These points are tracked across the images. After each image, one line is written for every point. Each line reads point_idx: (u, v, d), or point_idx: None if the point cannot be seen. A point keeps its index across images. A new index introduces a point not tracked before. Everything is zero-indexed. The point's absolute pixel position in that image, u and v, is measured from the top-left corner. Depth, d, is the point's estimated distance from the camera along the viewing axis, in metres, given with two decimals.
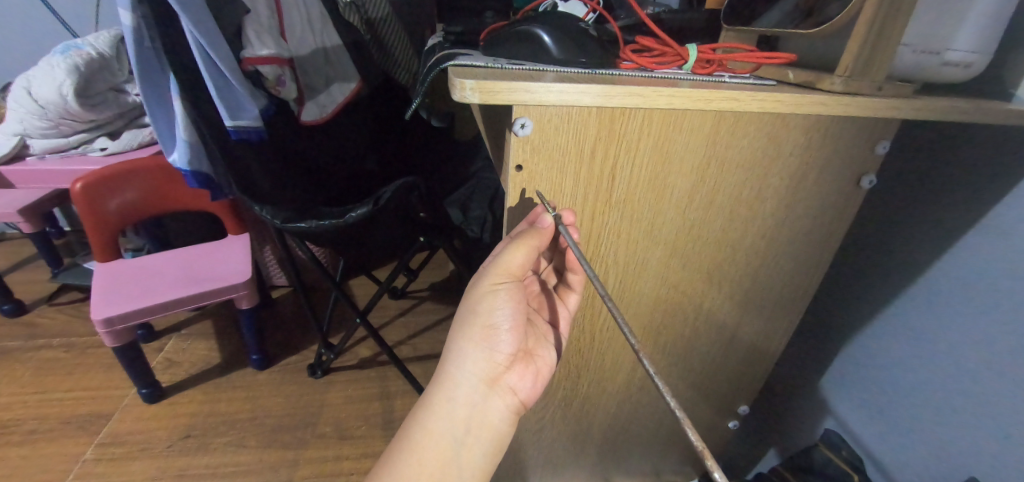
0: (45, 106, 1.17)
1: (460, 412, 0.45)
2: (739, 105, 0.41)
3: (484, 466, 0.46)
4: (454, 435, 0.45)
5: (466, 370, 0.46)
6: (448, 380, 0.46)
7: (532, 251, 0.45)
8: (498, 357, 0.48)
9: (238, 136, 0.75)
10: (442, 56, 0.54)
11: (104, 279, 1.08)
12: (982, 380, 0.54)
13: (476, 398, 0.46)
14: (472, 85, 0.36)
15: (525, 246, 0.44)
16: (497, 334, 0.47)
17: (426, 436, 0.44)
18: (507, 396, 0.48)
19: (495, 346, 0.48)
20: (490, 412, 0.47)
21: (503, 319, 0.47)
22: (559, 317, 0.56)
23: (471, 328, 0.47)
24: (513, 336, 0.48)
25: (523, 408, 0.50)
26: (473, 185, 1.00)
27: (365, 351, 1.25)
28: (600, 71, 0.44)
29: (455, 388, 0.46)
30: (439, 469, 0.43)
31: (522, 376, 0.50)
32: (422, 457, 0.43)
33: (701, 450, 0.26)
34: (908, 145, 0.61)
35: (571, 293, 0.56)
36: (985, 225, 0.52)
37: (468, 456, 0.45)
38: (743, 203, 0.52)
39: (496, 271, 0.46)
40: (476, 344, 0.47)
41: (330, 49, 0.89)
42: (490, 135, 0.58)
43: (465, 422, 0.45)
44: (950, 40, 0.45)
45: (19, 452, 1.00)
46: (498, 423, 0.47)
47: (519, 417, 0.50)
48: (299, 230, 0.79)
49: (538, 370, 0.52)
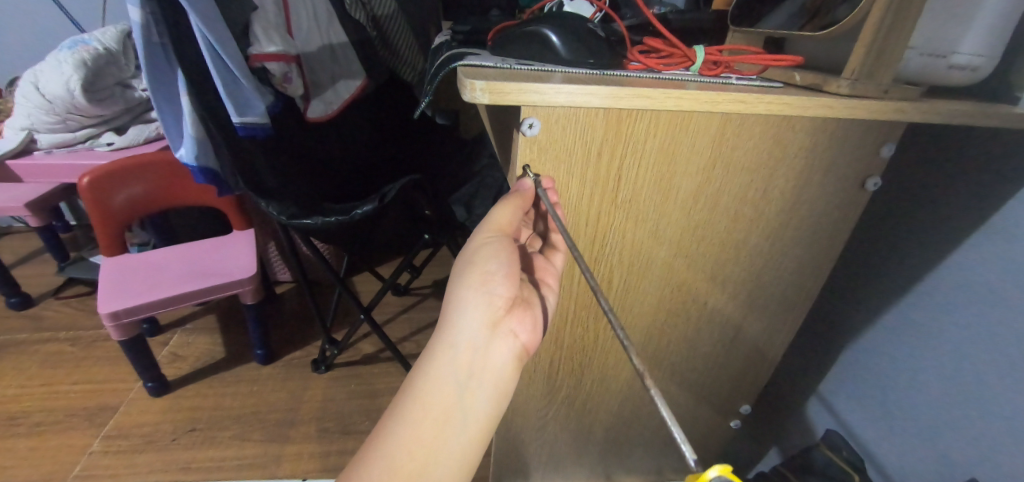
0: (52, 101, 1.18)
1: (461, 358, 0.43)
2: (746, 107, 0.41)
3: (489, 413, 0.43)
4: (455, 380, 0.42)
5: (465, 315, 0.45)
6: (449, 328, 0.44)
7: (518, 211, 0.47)
8: (497, 302, 0.46)
9: (245, 132, 0.75)
10: (449, 55, 0.54)
11: (111, 273, 1.09)
12: (982, 381, 0.54)
13: (477, 343, 0.44)
14: (482, 86, 0.37)
15: (511, 202, 0.46)
16: (493, 278, 0.46)
17: (429, 382, 0.42)
18: (507, 341, 0.46)
19: (493, 290, 0.46)
20: (492, 357, 0.44)
21: (497, 263, 0.46)
22: (547, 273, 0.53)
23: (467, 276, 0.46)
24: (509, 281, 0.46)
25: (528, 355, 0.47)
26: (477, 184, 0.95)
27: (368, 347, 1.25)
28: (608, 72, 0.44)
29: (455, 335, 0.44)
30: (442, 412, 0.41)
31: (522, 321, 0.47)
32: (425, 403, 0.41)
33: (641, 371, 0.29)
34: (913, 146, 0.61)
35: (556, 253, 0.54)
36: (987, 229, 0.53)
37: (471, 400, 0.42)
38: (749, 204, 0.53)
39: (488, 225, 0.47)
40: (474, 289, 0.45)
41: (336, 46, 0.89)
42: (497, 134, 0.58)
43: (468, 366, 0.43)
44: (957, 42, 0.45)
45: (26, 444, 1.01)
46: (501, 369, 0.45)
47: (524, 364, 0.47)
48: (305, 227, 0.79)
49: (538, 316, 0.49)
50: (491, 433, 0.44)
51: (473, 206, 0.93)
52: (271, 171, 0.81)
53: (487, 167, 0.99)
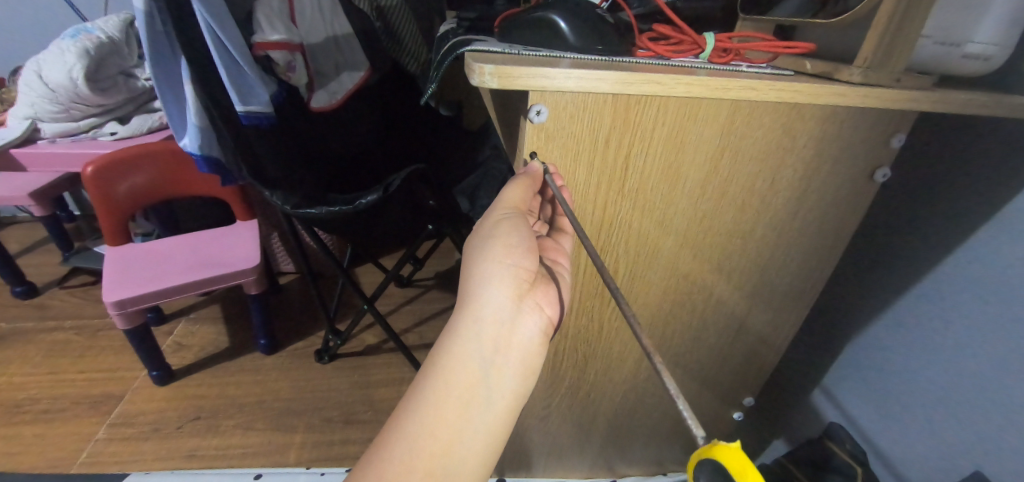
0: (56, 90, 1.18)
1: (487, 333, 0.44)
2: (756, 94, 0.41)
3: (516, 387, 0.44)
4: (482, 356, 0.43)
5: (489, 290, 0.45)
6: (473, 303, 0.44)
7: (530, 193, 0.45)
8: (520, 278, 0.46)
9: (249, 121, 0.75)
10: (455, 42, 0.54)
11: (115, 262, 1.10)
12: (988, 374, 0.54)
13: (503, 318, 0.44)
14: (491, 70, 0.36)
15: (522, 185, 0.45)
16: (516, 252, 0.46)
17: (454, 360, 0.42)
18: (533, 317, 0.46)
19: (516, 264, 0.45)
20: (518, 332, 0.45)
21: (520, 236, 0.46)
22: (562, 254, 0.52)
23: (488, 250, 0.46)
24: (531, 255, 0.46)
25: (553, 329, 0.48)
26: (483, 175, 0.96)
27: (372, 338, 1.26)
28: (617, 59, 0.44)
29: (479, 311, 0.44)
30: (469, 389, 0.42)
31: (545, 297, 0.48)
32: (450, 382, 0.42)
33: (648, 350, 0.31)
34: (923, 138, 0.60)
35: (564, 236, 0.53)
36: (996, 222, 0.52)
37: (499, 376, 0.43)
38: (756, 194, 0.52)
39: (503, 200, 0.47)
40: (498, 263, 0.45)
41: (341, 37, 0.89)
42: (502, 122, 0.58)
43: (493, 342, 0.44)
44: (971, 31, 0.44)
45: (33, 430, 1.02)
46: (528, 344, 0.45)
47: (549, 339, 0.48)
48: (309, 217, 0.78)
49: (561, 292, 0.49)
50: (518, 406, 0.45)
51: (478, 195, 0.95)
52: (276, 159, 0.80)
53: (490, 158, 0.99)
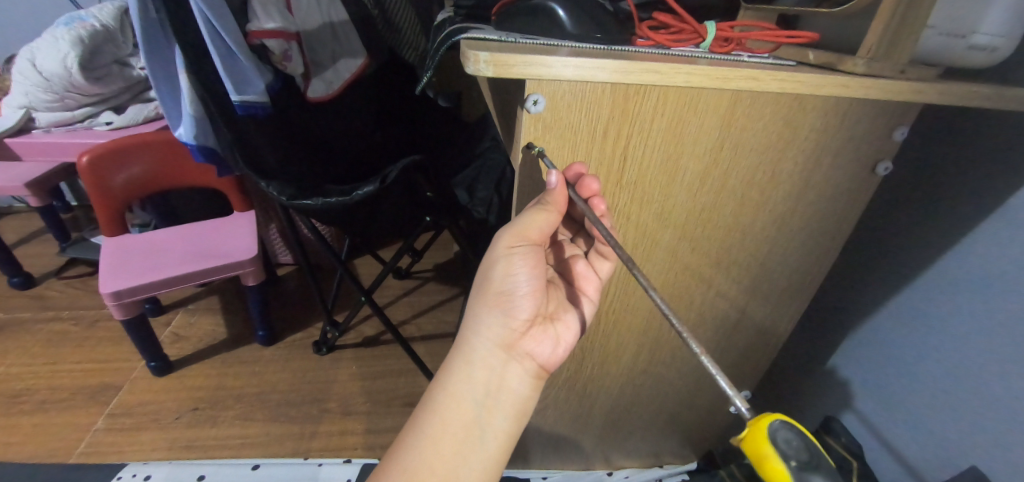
0: (49, 79, 1.16)
1: (478, 377, 0.47)
2: (758, 85, 0.40)
3: (507, 429, 0.47)
4: (475, 396, 0.46)
5: (483, 334, 0.48)
6: (467, 344, 0.48)
7: (552, 217, 0.45)
8: (514, 323, 0.48)
9: (244, 111, 0.73)
10: (453, 29, 0.53)
11: (112, 253, 1.09)
12: (989, 368, 0.54)
13: (494, 363, 0.48)
14: (486, 58, 0.36)
15: (546, 212, 0.45)
16: (509, 300, 0.48)
17: (449, 399, 0.46)
18: (526, 361, 0.49)
19: (511, 312, 0.48)
20: (508, 377, 0.48)
21: (515, 285, 0.47)
22: (586, 280, 0.55)
23: (486, 295, 0.48)
24: (529, 301, 0.48)
25: (547, 371, 0.51)
26: (478, 167, 0.98)
27: (370, 329, 1.25)
28: (616, 47, 0.43)
29: (475, 351, 0.48)
30: (463, 429, 0.46)
31: (542, 342, 0.50)
32: (445, 420, 0.46)
33: (684, 332, 0.34)
34: (928, 130, 0.59)
35: (604, 262, 0.55)
36: (1000, 216, 0.52)
37: (490, 419, 0.46)
38: (756, 188, 0.52)
39: (512, 232, 0.46)
40: (492, 309, 0.48)
41: (336, 24, 0.87)
42: (499, 111, 0.57)
43: (484, 385, 0.47)
44: (977, 22, 0.43)
45: (31, 420, 1.02)
46: (517, 389, 0.48)
47: (542, 380, 0.51)
48: (306, 209, 0.77)
49: (559, 335, 0.51)
50: (510, 447, 0.48)
51: (474, 189, 0.95)
52: (271, 150, 0.79)
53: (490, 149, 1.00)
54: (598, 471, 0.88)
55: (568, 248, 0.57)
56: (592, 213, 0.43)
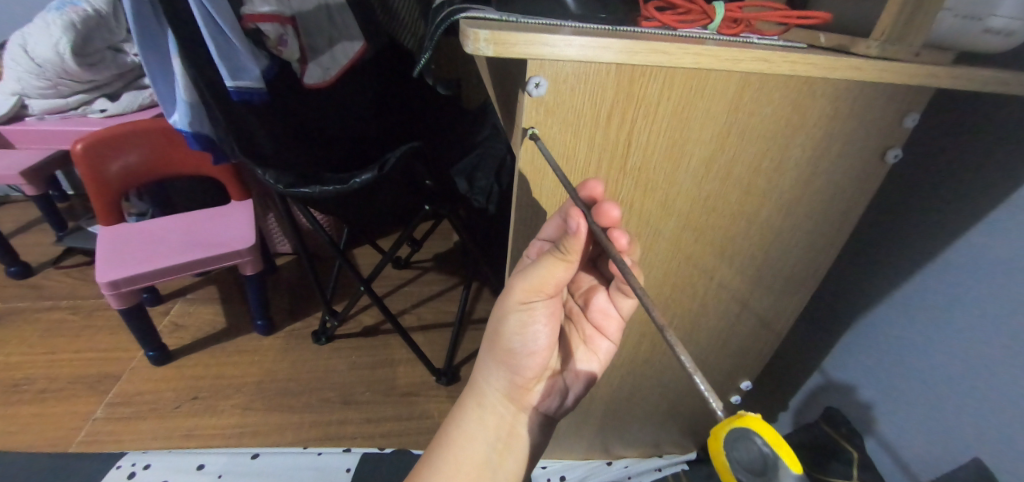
0: (42, 65, 1.14)
1: (491, 420, 0.50)
2: (770, 67, 0.39)
3: (516, 469, 0.51)
4: (489, 439, 0.49)
5: (496, 379, 0.50)
6: (480, 386, 0.51)
7: (561, 270, 0.41)
8: (528, 372, 0.49)
9: (239, 96, 0.73)
10: (454, 8, 0.51)
11: (106, 243, 1.08)
12: (1000, 361, 0.53)
13: (506, 406, 0.51)
14: (486, 36, 0.34)
15: (563, 262, 0.40)
16: (526, 353, 0.49)
17: (462, 439, 0.49)
18: (538, 405, 0.53)
19: (525, 364, 0.49)
20: (520, 420, 0.51)
21: (534, 339, 0.48)
22: (606, 318, 0.52)
23: (500, 346, 0.49)
24: (543, 354, 0.49)
25: (556, 410, 0.54)
26: (479, 156, 0.97)
27: (370, 319, 1.25)
28: (622, 27, 0.42)
29: (488, 395, 0.50)
30: (476, 470, 0.48)
31: (553, 387, 0.53)
32: (459, 460, 0.48)
33: (661, 323, 0.28)
34: (939, 118, 0.58)
35: (625, 300, 0.51)
36: (1010, 207, 0.51)
37: (503, 461, 0.49)
38: (761, 175, 0.51)
39: (526, 289, 0.43)
40: (502, 360, 0.49)
41: (332, 7, 0.84)
42: (499, 94, 0.56)
43: (497, 428, 0.50)
44: (995, 4, 0.41)
45: (30, 410, 1.01)
46: (528, 431, 0.52)
47: (552, 416, 0.54)
48: (302, 196, 0.74)
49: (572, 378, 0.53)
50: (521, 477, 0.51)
51: (475, 178, 0.94)
52: (269, 137, 0.77)
53: (490, 137, 0.99)
54: (598, 460, 0.89)
55: (584, 279, 0.53)
56: (615, 247, 0.35)
